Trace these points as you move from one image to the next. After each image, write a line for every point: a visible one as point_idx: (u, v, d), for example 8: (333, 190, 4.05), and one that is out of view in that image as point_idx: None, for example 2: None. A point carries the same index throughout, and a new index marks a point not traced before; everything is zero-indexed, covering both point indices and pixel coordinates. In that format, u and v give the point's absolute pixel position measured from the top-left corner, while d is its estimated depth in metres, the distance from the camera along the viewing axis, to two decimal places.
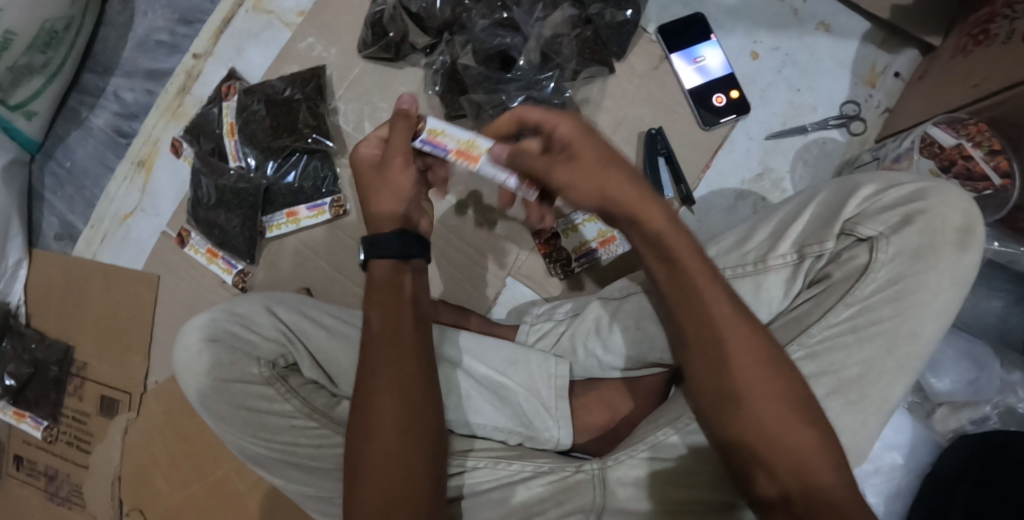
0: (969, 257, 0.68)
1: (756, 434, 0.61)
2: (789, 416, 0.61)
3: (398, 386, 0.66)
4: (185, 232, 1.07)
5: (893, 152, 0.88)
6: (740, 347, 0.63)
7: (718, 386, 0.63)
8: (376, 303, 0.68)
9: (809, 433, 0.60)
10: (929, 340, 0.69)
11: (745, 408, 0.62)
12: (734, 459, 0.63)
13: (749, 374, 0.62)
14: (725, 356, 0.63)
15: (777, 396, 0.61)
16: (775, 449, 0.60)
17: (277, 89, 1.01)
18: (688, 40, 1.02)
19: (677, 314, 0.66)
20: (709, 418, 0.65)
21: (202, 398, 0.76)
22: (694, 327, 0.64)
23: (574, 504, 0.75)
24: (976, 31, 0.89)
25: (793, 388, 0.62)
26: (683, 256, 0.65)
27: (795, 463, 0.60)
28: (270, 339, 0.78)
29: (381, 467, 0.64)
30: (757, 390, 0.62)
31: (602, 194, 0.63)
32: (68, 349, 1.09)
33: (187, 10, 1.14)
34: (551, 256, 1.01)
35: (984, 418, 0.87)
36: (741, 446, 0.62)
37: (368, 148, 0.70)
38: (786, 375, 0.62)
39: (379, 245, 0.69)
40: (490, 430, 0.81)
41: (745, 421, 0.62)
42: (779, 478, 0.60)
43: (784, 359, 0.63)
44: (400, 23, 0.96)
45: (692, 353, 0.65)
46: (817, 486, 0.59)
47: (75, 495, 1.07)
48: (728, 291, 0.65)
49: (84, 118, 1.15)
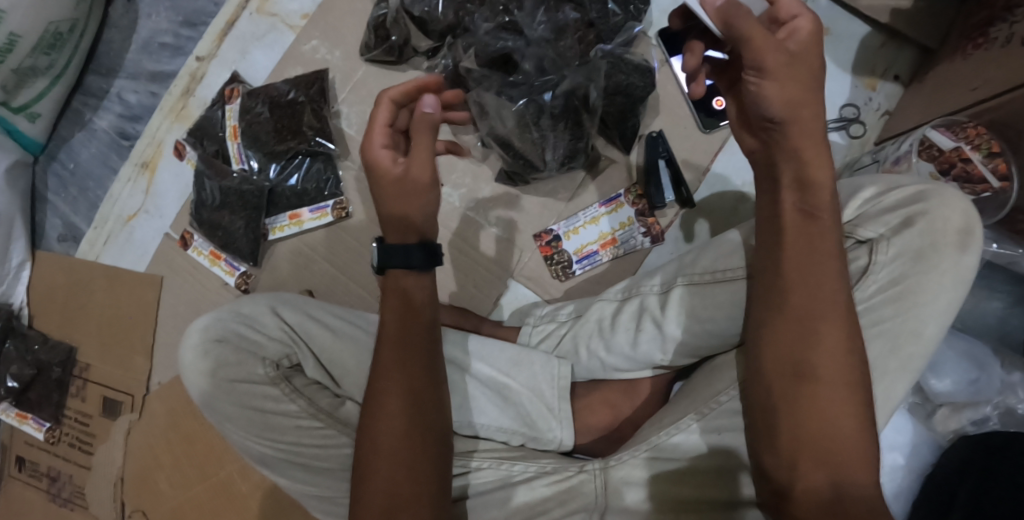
0: (970, 258, 0.69)
1: (812, 419, 0.59)
2: (854, 402, 0.59)
3: (404, 391, 0.67)
4: (188, 234, 1.08)
5: (893, 154, 0.89)
6: (834, 322, 0.60)
7: (798, 357, 0.60)
8: (388, 307, 0.69)
9: (859, 429, 0.59)
10: (931, 341, 0.69)
11: (814, 385, 0.59)
12: (772, 443, 0.61)
13: (831, 353, 0.60)
14: (816, 322, 0.60)
15: (844, 385, 0.59)
16: (824, 438, 0.59)
17: (280, 91, 1.02)
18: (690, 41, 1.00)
19: (780, 272, 0.63)
20: (775, 395, 0.62)
21: (208, 399, 0.76)
22: (800, 293, 0.61)
23: (576, 504, 0.75)
24: (975, 34, 0.89)
25: (862, 375, 0.60)
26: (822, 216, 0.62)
27: (834, 457, 0.58)
28: (275, 340, 0.78)
29: (391, 469, 0.65)
30: (831, 371, 0.59)
31: (789, 113, 0.60)
32: (71, 350, 1.09)
33: (191, 12, 1.14)
34: (552, 258, 1.02)
35: (984, 418, 0.88)
36: (791, 428, 0.60)
37: (378, 148, 0.66)
38: (858, 365, 0.60)
39: (393, 255, 0.67)
40: (494, 431, 0.82)
41: (810, 400, 0.59)
42: (810, 471, 0.58)
43: (860, 351, 0.61)
44: (403, 26, 0.97)
45: (785, 317, 0.62)
46: (852, 486, 0.58)
47: (77, 496, 1.07)
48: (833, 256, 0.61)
49: (88, 120, 1.15)
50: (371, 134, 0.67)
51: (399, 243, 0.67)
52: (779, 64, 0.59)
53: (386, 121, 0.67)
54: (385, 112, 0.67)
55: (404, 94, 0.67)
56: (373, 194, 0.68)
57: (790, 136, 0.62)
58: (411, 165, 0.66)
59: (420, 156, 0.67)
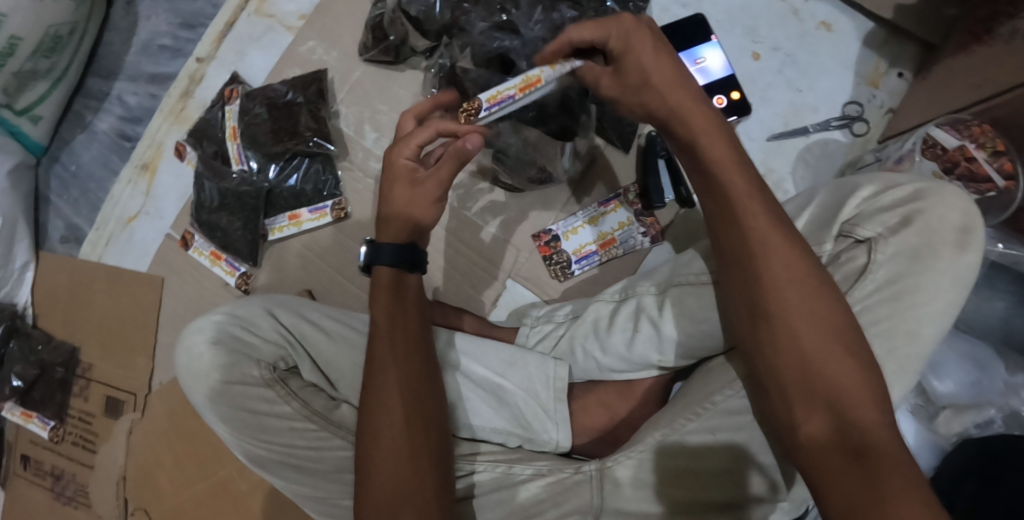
0: (969, 257, 0.67)
1: (790, 358, 0.60)
2: (826, 335, 0.60)
3: (401, 384, 0.67)
4: (189, 235, 1.08)
5: (896, 154, 0.87)
6: (781, 263, 0.62)
7: (752, 301, 0.63)
8: (380, 304, 0.70)
9: (848, 362, 0.59)
10: (931, 342, 0.68)
11: (777, 329, 0.61)
12: (768, 386, 0.62)
13: (787, 292, 0.61)
14: (760, 273, 0.62)
15: (815, 319, 0.60)
16: (809, 378, 0.59)
17: (278, 92, 1.02)
18: (689, 42, 1.00)
19: (719, 235, 0.67)
20: (754, 346, 0.63)
21: (203, 400, 0.76)
22: (733, 239, 0.65)
23: (571, 506, 0.75)
24: (979, 29, 0.88)
25: (830, 309, 0.60)
26: (725, 170, 0.65)
27: (828, 393, 0.58)
28: (270, 342, 0.78)
29: (394, 462, 0.65)
30: (796, 310, 0.61)
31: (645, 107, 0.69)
32: (73, 350, 1.10)
33: (190, 14, 1.14)
34: (550, 259, 1.01)
35: (988, 420, 0.86)
36: (777, 370, 0.61)
37: (403, 155, 0.71)
38: (825, 298, 0.61)
39: (380, 253, 0.71)
40: (488, 433, 0.81)
41: (779, 346, 0.61)
42: (812, 414, 0.59)
43: (827, 283, 0.61)
44: (400, 26, 0.97)
45: (733, 271, 0.65)
46: (858, 419, 0.57)
47: (81, 495, 1.08)
48: (769, 207, 0.64)
49: (89, 122, 1.16)
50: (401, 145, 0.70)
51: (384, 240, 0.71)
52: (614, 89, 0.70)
53: (422, 140, 0.70)
54: (426, 136, 0.70)
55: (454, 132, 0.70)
56: (385, 195, 0.72)
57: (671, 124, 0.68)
58: (432, 175, 0.70)
59: (442, 169, 0.70)
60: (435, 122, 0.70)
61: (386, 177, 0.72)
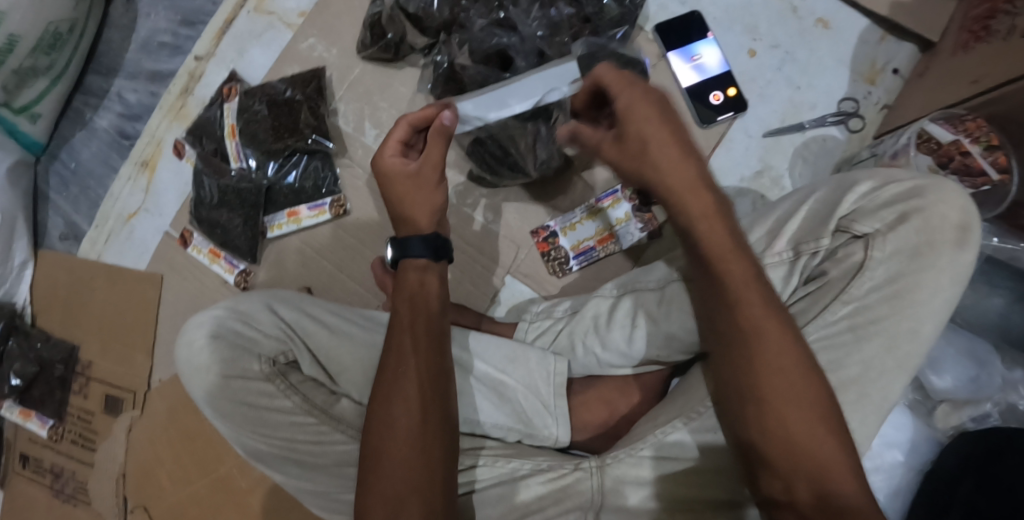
0: (967, 254, 0.68)
1: (778, 437, 0.61)
2: (811, 417, 0.61)
3: (420, 375, 0.68)
4: (188, 232, 1.08)
5: (892, 147, 0.88)
6: (770, 342, 0.63)
7: (742, 381, 0.64)
8: (403, 296, 0.72)
9: (830, 441, 0.60)
10: (928, 338, 0.68)
11: (766, 411, 0.62)
12: (753, 461, 0.63)
13: (774, 373, 0.62)
14: (752, 358, 0.63)
15: (800, 400, 0.61)
16: (794, 459, 0.60)
17: (278, 90, 1.02)
18: (686, 39, 1.02)
19: (713, 315, 0.67)
20: (739, 424, 0.64)
21: (203, 395, 0.76)
22: (726, 320, 0.65)
23: (571, 502, 0.75)
24: (976, 27, 0.89)
25: (818, 393, 0.62)
26: (721, 250, 0.65)
27: (813, 471, 0.59)
28: (271, 337, 0.78)
29: (405, 453, 0.65)
30: (784, 390, 0.62)
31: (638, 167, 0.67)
32: (73, 348, 1.10)
33: (189, 12, 1.15)
34: (548, 255, 1.02)
35: (985, 415, 0.86)
36: (762, 446, 0.62)
37: (389, 155, 0.73)
38: (810, 378, 0.62)
39: (409, 248, 0.72)
40: (491, 428, 0.81)
41: (767, 425, 0.62)
42: (795, 486, 0.60)
43: (812, 362, 0.63)
44: (399, 23, 0.97)
45: (723, 349, 0.66)
46: (839, 495, 0.58)
47: (80, 492, 1.08)
48: (765, 293, 0.65)
49: (88, 119, 1.16)
50: (383, 147, 0.73)
51: (413, 234, 0.73)
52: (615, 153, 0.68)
53: (400, 137, 0.73)
54: (402, 131, 0.73)
55: (424, 119, 0.73)
56: (391, 195, 0.74)
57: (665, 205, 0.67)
58: (423, 163, 0.73)
59: (434, 154, 0.72)
60: (403, 116, 0.73)
61: (382, 183, 0.74)
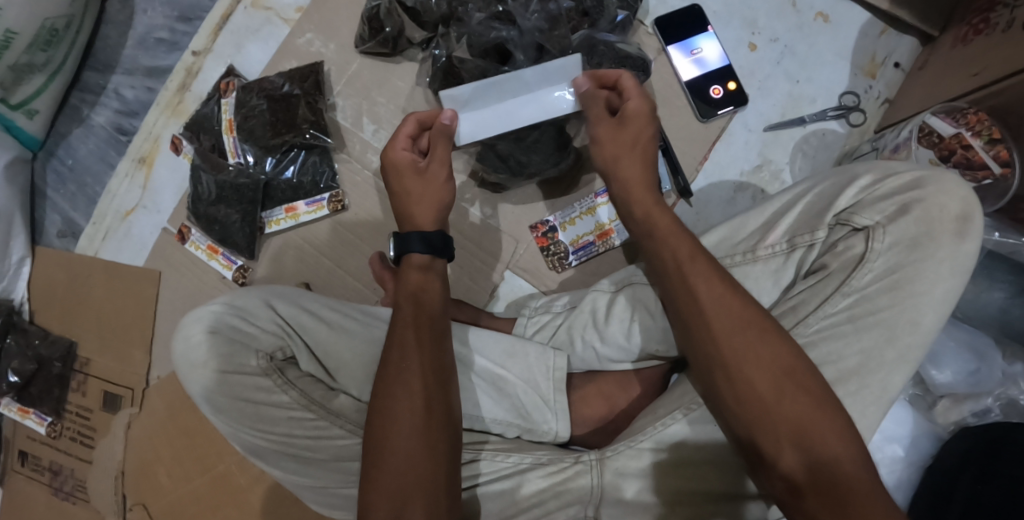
0: (968, 244, 0.67)
1: (752, 403, 0.63)
2: (778, 378, 0.63)
3: (425, 368, 0.68)
4: (185, 228, 1.08)
5: (892, 142, 0.87)
6: (725, 312, 0.65)
7: (705, 352, 0.66)
8: (406, 285, 0.72)
9: (804, 401, 0.62)
10: (929, 331, 0.68)
11: (735, 379, 0.64)
12: (737, 433, 0.64)
13: (733, 340, 0.64)
14: (710, 327, 0.65)
15: (765, 364, 0.63)
16: (775, 426, 0.62)
17: (275, 85, 1.01)
18: (687, 32, 1.02)
19: (669, 295, 0.69)
20: (715, 398, 0.66)
21: (200, 391, 0.75)
22: (681, 295, 0.68)
23: (571, 497, 0.76)
24: (976, 20, 0.88)
25: (781, 353, 0.63)
26: (666, 237, 0.70)
27: (795, 434, 0.61)
28: (268, 332, 0.78)
29: (410, 446, 0.65)
30: (750, 357, 0.63)
31: (620, 153, 0.73)
32: (71, 345, 1.10)
33: (186, 7, 1.14)
34: (548, 250, 1.01)
35: (986, 410, 0.87)
36: (739, 415, 0.64)
37: (402, 151, 0.74)
38: (778, 342, 0.64)
39: (409, 244, 0.72)
40: (491, 422, 0.81)
41: (739, 394, 0.63)
42: (782, 454, 0.61)
43: (775, 327, 0.64)
44: (397, 17, 0.96)
45: (684, 324, 0.68)
46: (824, 455, 0.60)
47: (79, 490, 1.08)
48: (712, 266, 0.67)
49: (86, 116, 1.16)
50: (394, 142, 0.74)
51: (413, 229, 0.73)
52: (607, 133, 0.74)
53: (410, 130, 0.74)
54: (410, 124, 0.75)
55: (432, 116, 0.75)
56: (399, 193, 0.74)
57: (621, 194, 0.74)
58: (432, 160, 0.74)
59: (439, 153, 0.74)
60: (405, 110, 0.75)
61: (389, 175, 0.75)
